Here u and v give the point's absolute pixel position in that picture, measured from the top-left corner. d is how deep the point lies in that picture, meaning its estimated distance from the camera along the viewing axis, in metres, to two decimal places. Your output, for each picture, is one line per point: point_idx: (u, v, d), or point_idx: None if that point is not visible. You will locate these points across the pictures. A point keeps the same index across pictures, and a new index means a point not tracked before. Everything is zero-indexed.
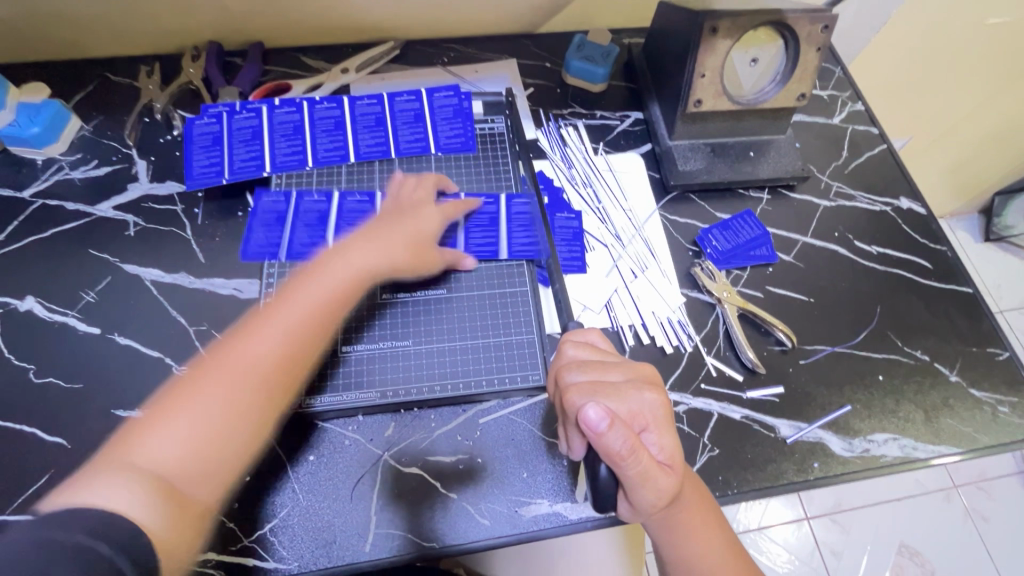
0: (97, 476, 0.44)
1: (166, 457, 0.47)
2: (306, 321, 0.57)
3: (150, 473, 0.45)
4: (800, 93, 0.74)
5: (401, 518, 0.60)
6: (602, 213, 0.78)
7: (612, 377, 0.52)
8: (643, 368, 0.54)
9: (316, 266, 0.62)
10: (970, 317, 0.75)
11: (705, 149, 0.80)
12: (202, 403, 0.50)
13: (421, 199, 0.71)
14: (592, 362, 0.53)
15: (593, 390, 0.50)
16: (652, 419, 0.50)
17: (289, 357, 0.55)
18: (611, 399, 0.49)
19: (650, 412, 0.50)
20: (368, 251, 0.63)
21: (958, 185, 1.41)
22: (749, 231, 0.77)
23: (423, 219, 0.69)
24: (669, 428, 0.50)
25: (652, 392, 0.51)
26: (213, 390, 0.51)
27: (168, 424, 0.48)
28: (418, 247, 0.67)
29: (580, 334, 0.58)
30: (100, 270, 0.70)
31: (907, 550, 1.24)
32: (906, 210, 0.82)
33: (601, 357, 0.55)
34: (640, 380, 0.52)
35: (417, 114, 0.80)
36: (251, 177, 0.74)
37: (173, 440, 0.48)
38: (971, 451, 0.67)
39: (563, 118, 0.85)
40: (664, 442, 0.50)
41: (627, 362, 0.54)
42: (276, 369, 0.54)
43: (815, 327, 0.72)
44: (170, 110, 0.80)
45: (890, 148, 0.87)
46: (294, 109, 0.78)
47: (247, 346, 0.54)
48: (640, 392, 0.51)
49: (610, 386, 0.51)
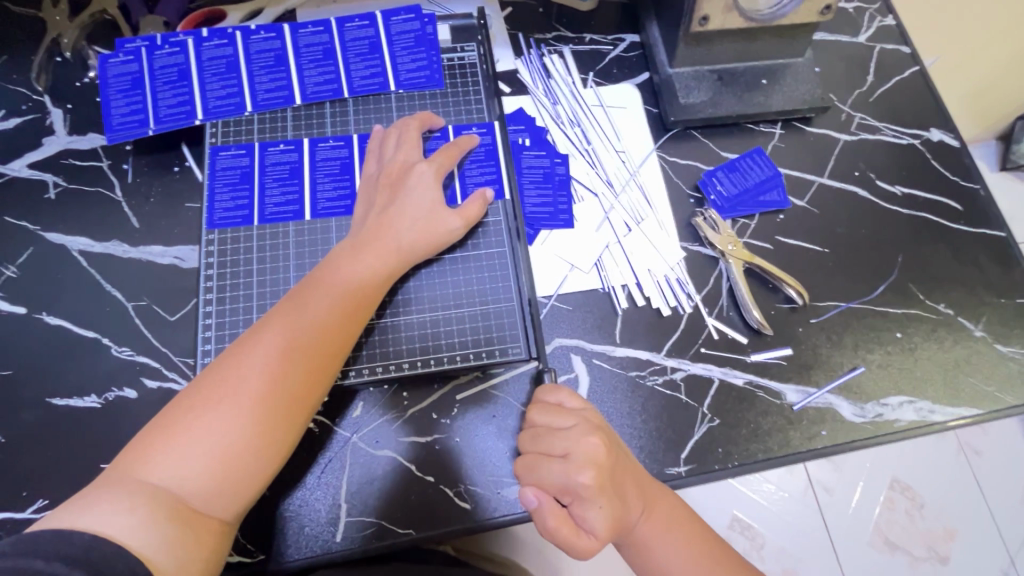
0: (108, 495, 0.42)
1: (179, 473, 0.44)
2: (328, 332, 0.51)
3: (169, 513, 0.42)
4: (825, 5, 0.61)
5: (374, 505, 0.55)
6: (592, 156, 0.68)
7: (550, 452, 0.49)
8: (588, 440, 0.48)
9: (334, 256, 0.56)
10: (999, 264, 0.68)
11: (710, 77, 0.69)
12: (211, 415, 0.46)
13: (414, 145, 0.61)
14: (540, 429, 0.50)
15: (529, 466, 0.49)
16: (579, 497, 0.46)
17: (304, 361, 0.50)
18: (544, 478, 0.48)
19: (579, 491, 0.46)
20: (382, 230, 0.57)
21: (980, 108, 1.28)
22: (759, 173, 0.68)
23: (433, 178, 0.60)
24: (601, 506, 0.46)
25: (585, 473, 0.46)
26: (232, 415, 0.46)
27: (180, 438, 0.45)
28: (435, 214, 0.59)
29: (549, 393, 0.53)
30: (19, 240, 0.61)
31: (898, 485, 1.17)
32: (936, 143, 0.72)
33: (553, 419, 0.50)
34: (581, 458, 0.47)
35: (372, 42, 0.68)
36: (182, 125, 0.64)
37: (191, 474, 0.44)
38: (990, 411, 0.62)
39: (547, 43, 0.73)
40: (594, 516, 0.46)
41: (574, 432, 0.49)
42: (288, 373, 0.49)
43: (829, 280, 0.65)
44: (82, 47, 0.68)
45: (921, 71, 0.76)
46: (226, 41, 0.66)
47: (257, 349, 0.49)
48: (571, 472, 0.47)
49: (547, 462, 0.48)
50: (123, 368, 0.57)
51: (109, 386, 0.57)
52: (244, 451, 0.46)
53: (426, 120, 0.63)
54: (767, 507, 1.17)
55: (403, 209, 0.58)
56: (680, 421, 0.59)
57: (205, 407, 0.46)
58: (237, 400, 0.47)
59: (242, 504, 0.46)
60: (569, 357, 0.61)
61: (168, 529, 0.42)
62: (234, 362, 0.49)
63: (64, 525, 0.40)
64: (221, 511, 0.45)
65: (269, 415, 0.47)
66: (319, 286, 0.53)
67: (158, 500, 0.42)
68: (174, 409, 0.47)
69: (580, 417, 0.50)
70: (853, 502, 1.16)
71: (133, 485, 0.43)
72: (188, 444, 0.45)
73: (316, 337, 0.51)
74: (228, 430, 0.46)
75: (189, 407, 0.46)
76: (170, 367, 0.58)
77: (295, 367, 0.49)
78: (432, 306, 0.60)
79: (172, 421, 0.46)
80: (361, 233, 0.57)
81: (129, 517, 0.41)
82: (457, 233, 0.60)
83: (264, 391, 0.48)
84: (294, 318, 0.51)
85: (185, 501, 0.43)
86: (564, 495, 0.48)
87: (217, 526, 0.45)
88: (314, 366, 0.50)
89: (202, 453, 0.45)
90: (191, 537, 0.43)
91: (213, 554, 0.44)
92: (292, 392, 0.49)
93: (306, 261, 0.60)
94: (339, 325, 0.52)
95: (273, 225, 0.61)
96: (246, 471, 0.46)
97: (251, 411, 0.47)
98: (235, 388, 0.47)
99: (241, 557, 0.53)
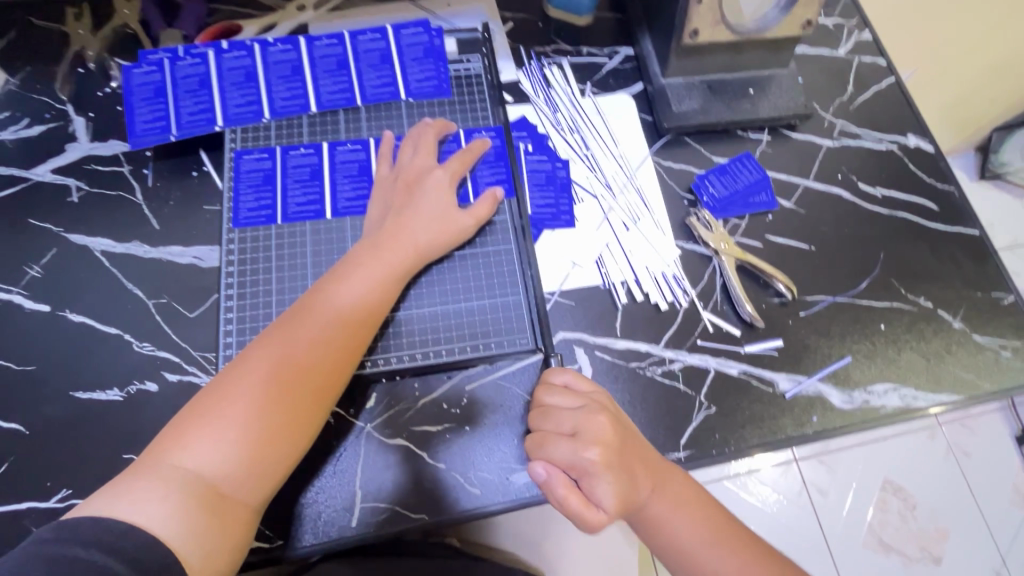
0: (141, 484, 0.44)
1: (207, 463, 0.46)
2: (349, 327, 0.54)
3: (198, 502, 0.44)
4: (806, 19, 0.67)
5: (389, 491, 0.57)
6: (591, 160, 0.72)
7: (560, 430, 0.53)
8: (595, 419, 0.52)
9: (353, 257, 0.59)
10: (975, 260, 0.72)
11: (701, 87, 0.74)
12: (239, 407, 0.48)
13: (427, 155, 0.65)
14: (548, 410, 0.55)
15: (541, 444, 0.53)
16: (589, 473, 0.51)
17: (325, 356, 0.52)
18: (554, 455, 0.52)
19: (588, 466, 0.51)
20: (398, 231, 0.60)
21: (956, 120, 1.34)
22: (749, 176, 0.72)
23: (443, 184, 0.63)
24: (610, 481, 0.50)
25: (593, 448, 0.51)
26: (260, 405, 0.49)
27: (209, 429, 0.47)
28: (447, 215, 0.62)
29: (556, 374, 0.57)
30: (42, 241, 0.64)
31: (890, 487, 1.21)
32: (913, 148, 0.77)
33: (562, 402, 0.55)
34: (588, 435, 0.52)
35: (383, 54, 0.72)
36: (202, 132, 0.67)
37: (219, 461, 0.46)
38: (971, 398, 0.65)
39: (547, 56, 0.77)
40: (604, 492, 0.50)
41: (582, 413, 0.53)
42: (311, 368, 0.51)
43: (816, 276, 0.69)
44: (105, 59, 0.71)
45: (897, 82, 0.81)
46: (244, 52, 0.70)
47: (281, 345, 0.52)
48: (579, 448, 0.51)
49: (555, 437, 0.53)
50: (143, 362, 0.60)
51: (131, 380, 0.59)
52: (269, 441, 0.48)
53: (441, 127, 0.67)
54: (763, 509, 1.19)
55: (419, 211, 0.61)
56: (678, 408, 0.62)
57: (232, 400, 0.48)
58: (263, 391, 0.49)
59: (267, 491, 0.48)
60: (572, 349, 0.64)
61: (197, 516, 0.44)
62: (259, 354, 0.51)
63: (100, 511, 0.42)
64: (247, 498, 0.47)
65: (294, 404, 0.50)
66: (338, 284, 0.56)
67: (189, 487, 0.45)
68: (202, 400, 0.49)
69: (589, 398, 0.55)
70: (847, 506, 1.20)
71: (164, 473, 0.45)
72: (216, 433, 0.47)
73: (338, 331, 0.54)
74: (254, 419, 0.48)
75: (217, 397, 0.49)
76: (189, 361, 0.60)
77: (319, 358, 0.52)
78: (443, 301, 0.63)
79: (201, 412, 0.48)
80: (378, 235, 0.60)
81: (160, 507, 0.43)
82: (467, 232, 0.63)
83: (289, 381, 0.50)
84: (316, 313, 0.54)
85: (213, 491, 0.46)
86: (573, 471, 0.52)
87: (243, 513, 0.47)
88: (335, 360, 0.53)
89: (230, 442, 0.47)
90: (219, 524, 0.45)
91: (239, 539, 0.46)
92: (315, 383, 0.51)
93: (322, 259, 0.63)
94: (359, 319, 0.55)
95: (291, 225, 0.64)
96: (270, 459, 0.48)
97: (277, 402, 0.49)
98: (261, 378, 0.50)
99: (260, 543, 0.54)
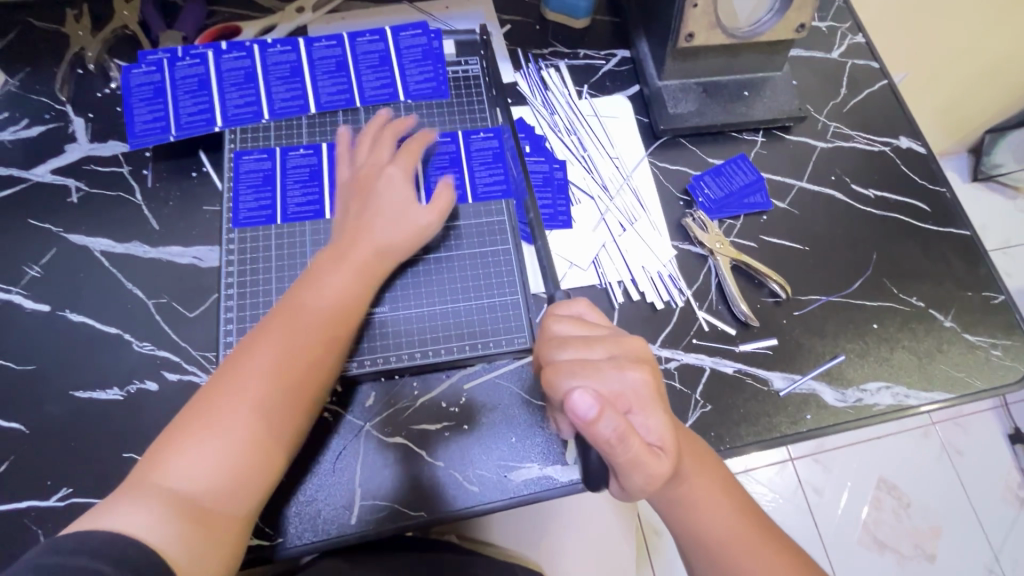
0: (125, 499, 0.44)
1: (190, 473, 0.46)
2: (321, 333, 0.55)
3: (183, 510, 0.45)
4: (800, 22, 0.67)
5: (387, 489, 0.58)
6: (588, 162, 0.73)
7: (595, 357, 0.48)
8: (625, 343, 0.50)
9: (313, 265, 0.59)
10: (966, 260, 0.73)
11: (696, 89, 0.75)
12: (213, 419, 0.49)
13: (381, 158, 0.65)
14: (575, 340, 0.49)
15: (576, 371, 0.47)
16: (637, 399, 0.47)
17: (286, 358, 0.53)
18: (597, 382, 0.46)
19: (634, 390, 0.47)
20: (357, 236, 0.60)
21: (949, 122, 1.35)
22: (743, 177, 0.73)
23: (398, 182, 0.63)
24: (655, 408, 0.47)
25: (636, 369, 0.47)
26: (232, 413, 0.49)
27: (188, 442, 0.48)
28: (407, 212, 0.62)
29: (566, 307, 0.53)
30: (42, 241, 0.64)
31: (884, 485, 1.23)
32: (906, 150, 0.78)
33: (583, 332, 0.51)
34: (625, 357, 0.49)
35: (382, 56, 0.72)
36: (202, 132, 0.68)
37: (203, 475, 0.47)
38: (962, 396, 0.66)
39: (544, 58, 0.78)
40: (652, 423, 0.46)
41: (611, 337, 0.50)
42: (274, 371, 0.52)
43: (810, 275, 0.70)
44: (104, 60, 0.71)
45: (890, 84, 0.82)
46: (244, 54, 0.70)
47: (243, 357, 0.52)
48: (623, 370, 0.47)
49: (591, 365, 0.47)
50: (143, 362, 0.60)
51: (131, 379, 0.59)
52: (248, 446, 0.49)
53: (399, 124, 0.67)
54: None
55: (377, 212, 0.61)
56: (674, 407, 0.62)
57: (203, 414, 0.49)
58: (232, 399, 0.50)
59: (254, 496, 0.49)
60: None
61: (184, 523, 0.44)
62: (231, 370, 0.51)
63: (87, 527, 0.42)
64: (235, 504, 0.48)
65: (267, 408, 0.50)
66: (298, 292, 0.57)
67: (176, 502, 0.45)
68: (177, 419, 0.50)
69: (608, 327, 0.52)
70: (842, 504, 1.21)
71: (147, 488, 0.45)
72: (198, 450, 0.47)
73: (309, 338, 0.54)
74: (227, 427, 0.49)
75: (193, 417, 0.49)
76: (189, 361, 0.60)
77: (275, 358, 0.52)
78: (440, 300, 0.64)
79: (177, 428, 0.48)
80: (338, 241, 0.60)
81: (147, 516, 0.43)
82: (431, 227, 0.63)
83: (266, 391, 0.51)
84: (279, 320, 0.54)
85: (198, 499, 0.46)
86: (618, 401, 0.47)
87: (233, 518, 0.47)
88: (297, 360, 0.53)
89: (209, 452, 0.47)
90: (208, 530, 0.45)
91: (230, 545, 0.47)
92: (281, 385, 0.52)
93: None
94: (332, 324, 0.56)
95: (290, 225, 0.65)
96: (257, 468, 0.49)
97: (246, 409, 0.50)
98: (235, 391, 0.50)
99: (260, 540, 0.55)
